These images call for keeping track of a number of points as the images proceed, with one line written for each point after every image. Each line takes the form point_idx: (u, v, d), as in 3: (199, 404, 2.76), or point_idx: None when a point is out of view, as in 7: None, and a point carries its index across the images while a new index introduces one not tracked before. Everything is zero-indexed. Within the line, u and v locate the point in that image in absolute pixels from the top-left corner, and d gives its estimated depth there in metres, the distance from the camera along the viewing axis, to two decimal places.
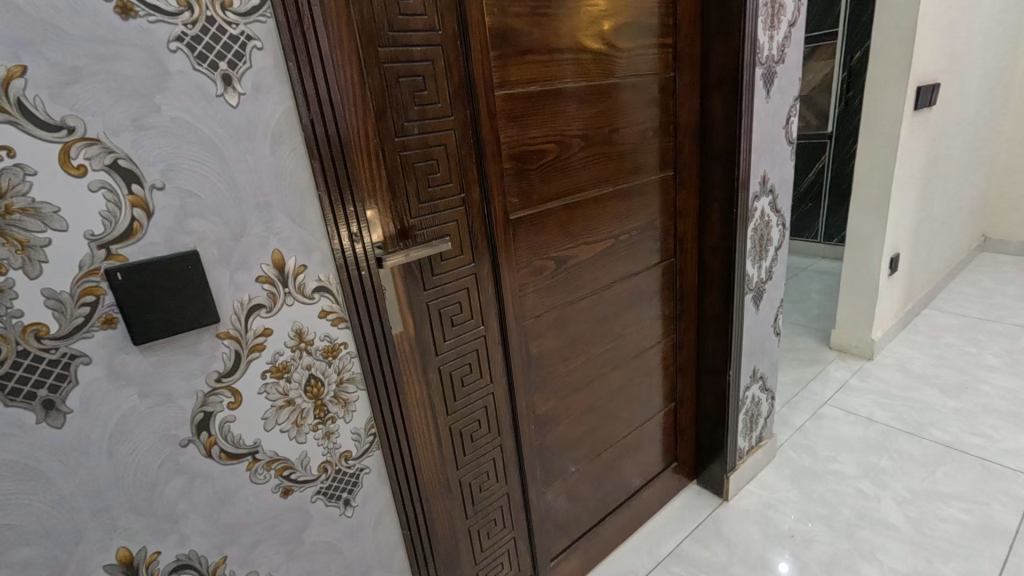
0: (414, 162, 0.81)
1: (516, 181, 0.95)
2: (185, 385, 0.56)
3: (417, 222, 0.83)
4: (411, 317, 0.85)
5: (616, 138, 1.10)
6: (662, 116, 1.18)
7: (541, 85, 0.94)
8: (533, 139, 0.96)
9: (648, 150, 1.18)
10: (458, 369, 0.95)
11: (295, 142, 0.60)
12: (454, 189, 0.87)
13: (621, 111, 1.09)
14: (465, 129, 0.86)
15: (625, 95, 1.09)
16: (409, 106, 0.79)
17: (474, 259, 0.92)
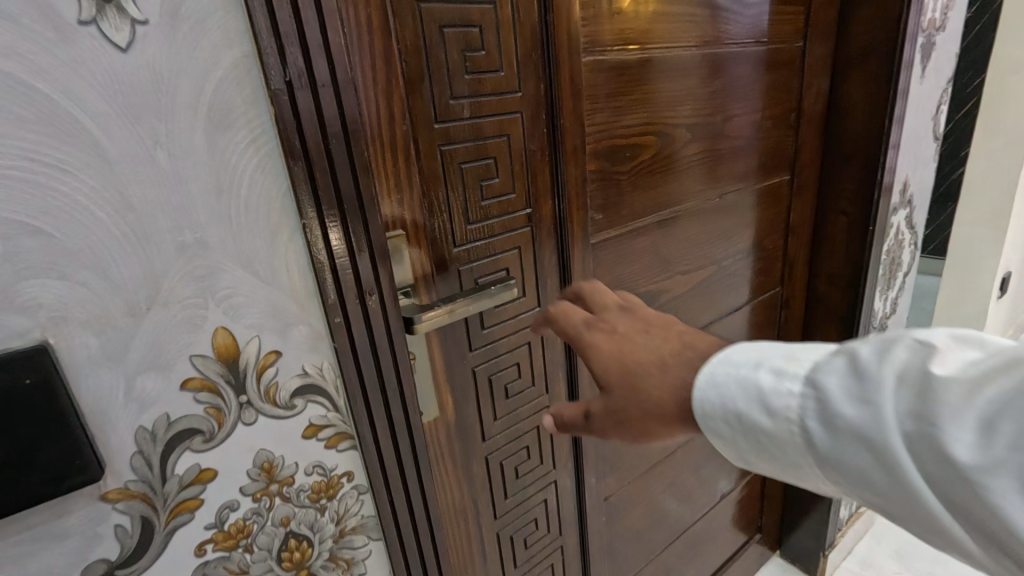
0: (461, 162, 0.53)
1: (601, 191, 0.66)
2: (65, 557, 0.32)
3: (463, 253, 0.55)
4: (451, 392, 0.58)
5: (728, 130, 0.80)
6: (785, 101, 0.88)
7: (641, 52, 0.65)
8: (626, 130, 0.67)
9: (762, 146, 0.87)
10: (513, 455, 0.67)
11: (256, 121, 0.34)
12: (517, 202, 0.59)
13: (736, 92, 0.79)
14: (537, 114, 0.58)
15: (743, 70, 0.79)
16: (454, 74, 0.50)
17: (539, 302, 0.64)
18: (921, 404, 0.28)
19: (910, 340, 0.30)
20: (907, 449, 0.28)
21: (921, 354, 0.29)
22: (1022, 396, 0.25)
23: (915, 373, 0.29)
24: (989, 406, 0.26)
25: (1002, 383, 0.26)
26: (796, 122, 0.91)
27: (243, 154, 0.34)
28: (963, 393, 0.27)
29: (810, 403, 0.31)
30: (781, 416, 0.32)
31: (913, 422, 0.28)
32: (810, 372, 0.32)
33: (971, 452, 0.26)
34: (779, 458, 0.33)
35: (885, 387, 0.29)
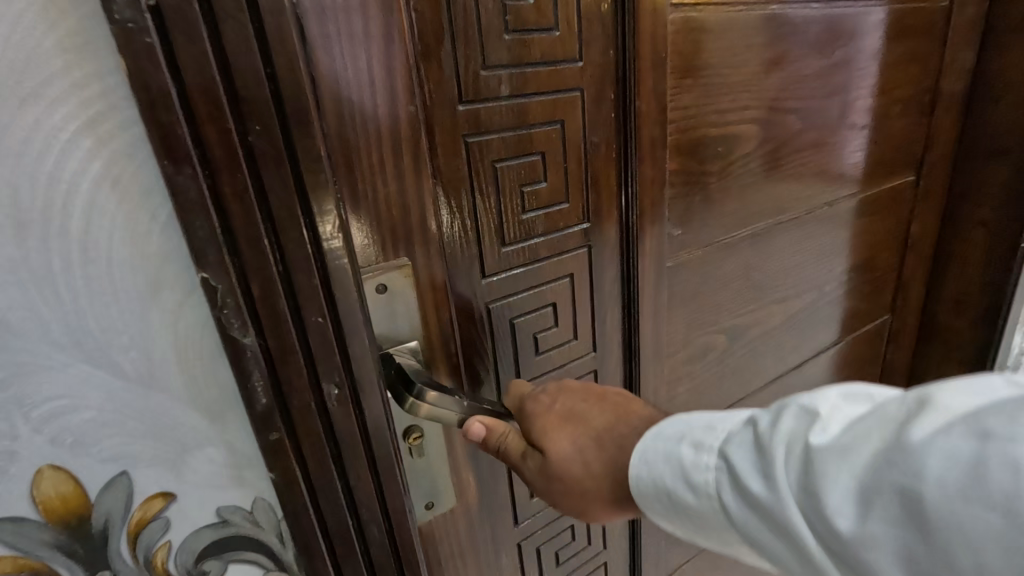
0: (495, 160, 0.38)
1: (684, 197, 0.50)
2: None
3: (492, 285, 0.40)
4: (477, 472, 0.43)
5: (847, 117, 0.61)
6: (920, 81, 0.67)
7: (745, 7, 0.47)
8: (720, 114, 0.49)
9: (886, 140, 0.67)
10: (554, 538, 0.52)
11: (111, 83, 0.23)
12: (572, 216, 0.43)
13: (862, 66, 0.60)
14: (605, 94, 0.42)
15: (873, 38, 0.59)
16: (487, 29, 0.35)
17: (593, 346, 0.49)
18: (804, 476, 0.25)
19: (798, 408, 0.28)
20: (805, 528, 0.25)
21: (806, 424, 0.27)
22: (888, 470, 0.23)
23: (798, 445, 0.27)
24: (860, 479, 0.24)
25: (870, 450, 0.24)
26: (929, 107, 0.70)
27: (79, 130, 0.23)
28: (836, 461, 0.24)
29: (723, 476, 0.29)
30: (703, 491, 0.31)
31: (801, 497, 0.25)
32: (722, 445, 0.30)
33: (851, 523, 0.23)
34: (713, 534, 0.31)
35: (777, 458, 0.27)
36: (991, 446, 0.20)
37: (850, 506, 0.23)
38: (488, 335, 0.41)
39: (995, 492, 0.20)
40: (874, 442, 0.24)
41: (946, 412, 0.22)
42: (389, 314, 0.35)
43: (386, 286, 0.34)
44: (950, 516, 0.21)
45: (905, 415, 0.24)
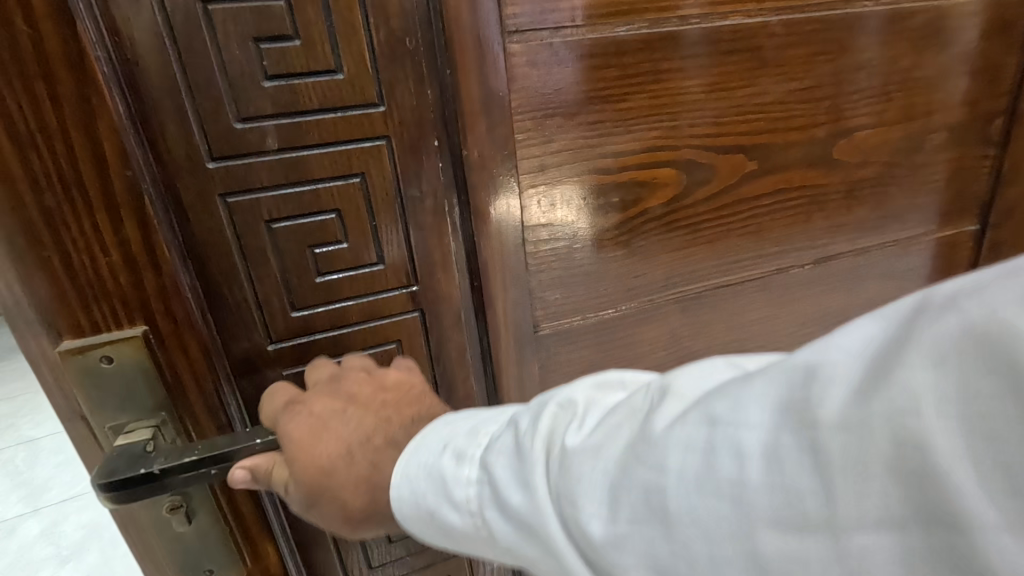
0: (269, 219, 0.34)
1: (561, 255, 0.41)
2: None
3: (283, 351, 0.37)
4: (281, 544, 0.40)
5: (845, 154, 0.46)
6: (987, 98, 0.49)
7: (645, 23, 0.37)
8: (612, 157, 0.40)
9: (925, 180, 0.50)
10: None
11: None
12: (392, 279, 0.38)
13: (872, 85, 0.44)
14: (427, 143, 0.35)
15: (892, 46, 0.44)
16: (236, 78, 0.30)
17: None
18: (559, 478, 0.23)
19: (555, 401, 0.25)
20: (560, 534, 0.23)
21: (562, 421, 0.24)
22: (634, 464, 0.20)
23: (553, 444, 0.24)
24: (611, 476, 0.21)
25: (616, 445, 0.22)
26: (1003, 133, 0.51)
27: None
28: (586, 461, 0.22)
29: (488, 489, 0.26)
30: (467, 506, 0.27)
31: (558, 504, 0.23)
32: (484, 454, 0.27)
33: (603, 532, 0.21)
34: (475, 546, 0.28)
35: (533, 464, 0.24)
36: (717, 433, 0.18)
37: (600, 505, 0.21)
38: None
39: (740, 482, 0.18)
40: (620, 440, 0.22)
41: (678, 400, 0.21)
42: (118, 386, 0.32)
43: (111, 357, 0.31)
44: (685, 507, 0.19)
45: (645, 405, 0.22)
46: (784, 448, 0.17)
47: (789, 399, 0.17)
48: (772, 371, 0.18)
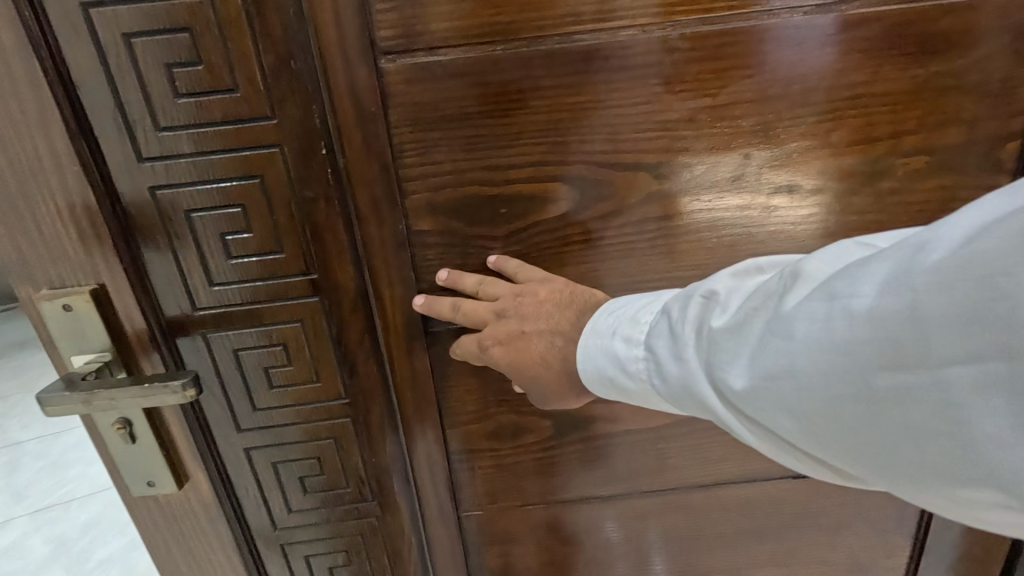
0: (187, 209, 0.41)
1: (452, 260, 0.44)
2: None
3: (206, 317, 0.45)
4: (210, 467, 0.49)
5: (775, 177, 0.42)
6: (991, 116, 0.41)
7: (526, 42, 0.39)
8: (497, 169, 0.41)
9: (902, 211, 0.43)
10: (324, 554, 0.56)
11: None
12: (293, 268, 0.44)
13: (810, 101, 0.40)
14: (315, 153, 0.40)
15: (838, 57, 0.39)
16: (154, 96, 0.38)
17: (346, 394, 0.49)
18: (709, 347, 0.32)
19: (700, 295, 0.34)
20: (709, 383, 0.32)
21: (708, 310, 0.33)
22: (769, 331, 0.29)
23: (704, 326, 0.33)
24: (751, 343, 0.30)
25: (756, 325, 0.30)
26: (1017, 159, 0.42)
27: None
28: (732, 334, 0.31)
29: (652, 364, 0.36)
30: (637, 377, 0.37)
31: (709, 368, 0.32)
32: (648, 338, 0.36)
33: (743, 379, 0.30)
34: (638, 398, 0.38)
35: (690, 340, 0.33)
36: (835, 304, 0.27)
37: (742, 367, 0.30)
38: (209, 359, 0.46)
39: (852, 334, 0.26)
40: (758, 317, 0.30)
41: (810, 282, 0.29)
42: (76, 328, 0.41)
43: (71, 305, 0.40)
44: (810, 363, 0.27)
45: (781, 288, 0.30)
46: (888, 311, 0.25)
47: (894, 274, 0.25)
48: (883, 258, 0.26)
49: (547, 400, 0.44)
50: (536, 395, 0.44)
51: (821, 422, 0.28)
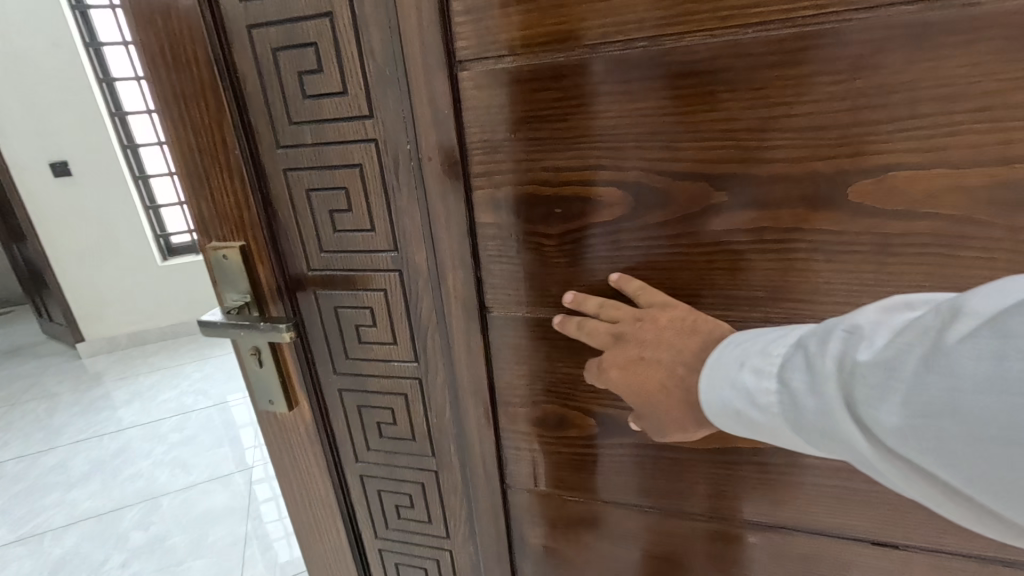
0: (307, 188, 0.51)
1: (510, 252, 0.48)
2: None
3: (315, 276, 0.55)
4: (312, 399, 0.60)
5: (865, 198, 0.37)
6: None
7: (589, 48, 0.40)
8: (555, 171, 0.43)
9: None
10: (393, 492, 0.65)
11: None
12: (380, 243, 0.51)
13: (919, 113, 0.34)
14: (401, 145, 0.46)
15: (961, 60, 0.33)
16: (288, 101, 0.48)
17: (416, 359, 0.55)
18: (852, 384, 0.27)
19: (842, 328, 0.29)
20: (854, 427, 0.27)
21: (850, 345, 0.28)
22: (928, 368, 0.24)
23: (844, 361, 0.28)
24: (901, 382, 0.25)
25: (912, 361, 0.25)
26: None
27: None
28: (878, 371, 0.26)
29: (787, 400, 0.31)
30: (771, 411, 0.32)
31: (852, 409, 0.27)
32: (780, 370, 0.32)
33: (895, 421, 0.25)
34: (775, 437, 0.34)
35: (830, 376, 0.29)
36: (1016, 336, 0.21)
37: (891, 407, 0.25)
38: (315, 311, 0.57)
39: None
40: (911, 354, 0.25)
41: (978, 315, 0.23)
42: (229, 274, 0.55)
43: (227, 255, 0.54)
44: (985, 418, 0.22)
45: (938, 322, 0.25)
46: None
47: None
48: None
49: (668, 432, 0.42)
50: (654, 425, 0.42)
51: (1006, 477, 0.22)
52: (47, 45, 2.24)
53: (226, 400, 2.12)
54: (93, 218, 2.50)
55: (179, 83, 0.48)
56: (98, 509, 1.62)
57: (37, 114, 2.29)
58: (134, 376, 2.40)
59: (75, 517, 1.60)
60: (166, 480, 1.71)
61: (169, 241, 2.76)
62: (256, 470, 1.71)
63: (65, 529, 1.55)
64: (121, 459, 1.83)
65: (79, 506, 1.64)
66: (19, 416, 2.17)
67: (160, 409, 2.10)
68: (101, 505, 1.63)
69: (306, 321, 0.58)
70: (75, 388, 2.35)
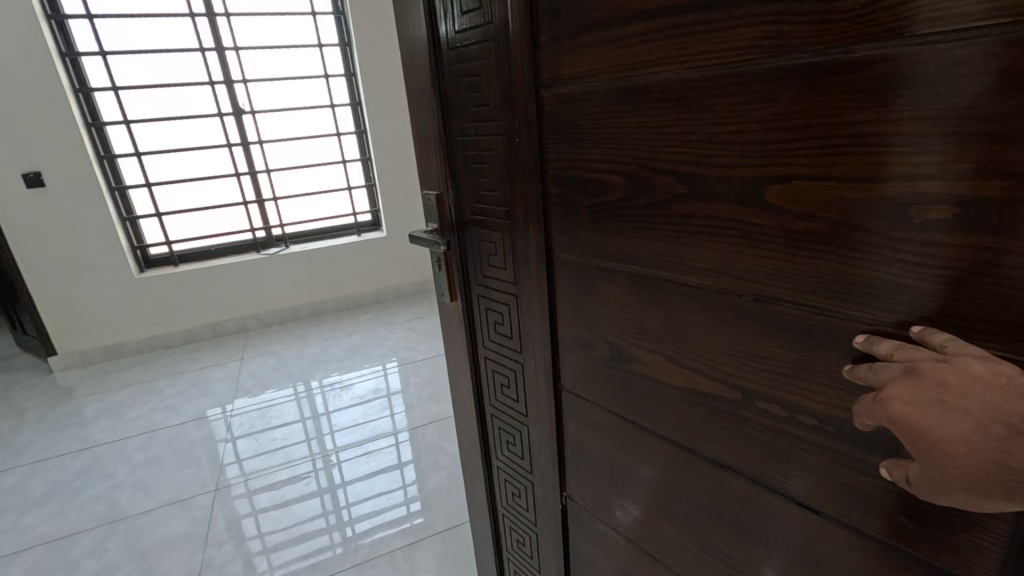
0: (470, 163, 0.83)
1: (563, 214, 0.71)
2: None
3: (470, 219, 0.88)
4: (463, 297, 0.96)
5: (779, 198, 0.49)
6: None
7: (608, 80, 0.59)
8: (588, 162, 0.65)
9: (910, 246, 0.42)
10: (500, 374, 0.96)
11: None
12: (501, 200, 0.80)
13: (812, 134, 0.45)
14: (512, 138, 0.74)
15: (836, 94, 0.42)
16: (462, 104, 0.80)
17: (514, 283, 0.84)
18: None
19: None
20: None
21: None
22: None
23: None
24: None
25: None
26: None
27: None
28: None
29: None
30: None
31: None
32: None
33: None
34: None
35: None
36: None
37: None
38: (468, 242, 0.91)
39: None
40: None
41: None
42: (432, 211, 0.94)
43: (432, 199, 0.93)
44: None
45: None
46: None
47: None
48: None
49: (945, 494, 0.40)
50: (929, 484, 0.40)
51: None
52: (23, 57, 2.79)
53: (204, 416, 2.78)
54: (82, 231, 3.15)
55: (422, 98, 0.87)
56: (48, 535, 2.01)
57: (26, 146, 2.90)
58: (114, 395, 3.04)
59: (33, 541, 1.99)
60: (126, 506, 2.15)
61: (146, 253, 3.45)
62: (229, 489, 2.20)
63: (24, 551, 1.94)
64: (79, 482, 2.32)
65: (32, 530, 2.05)
66: (14, 431, 2.73)
67: (130, 427, 2.71)
68: (54, 531, 2.03)
69: (462, 247, 0.92)
70: (47, 403, 2.98)
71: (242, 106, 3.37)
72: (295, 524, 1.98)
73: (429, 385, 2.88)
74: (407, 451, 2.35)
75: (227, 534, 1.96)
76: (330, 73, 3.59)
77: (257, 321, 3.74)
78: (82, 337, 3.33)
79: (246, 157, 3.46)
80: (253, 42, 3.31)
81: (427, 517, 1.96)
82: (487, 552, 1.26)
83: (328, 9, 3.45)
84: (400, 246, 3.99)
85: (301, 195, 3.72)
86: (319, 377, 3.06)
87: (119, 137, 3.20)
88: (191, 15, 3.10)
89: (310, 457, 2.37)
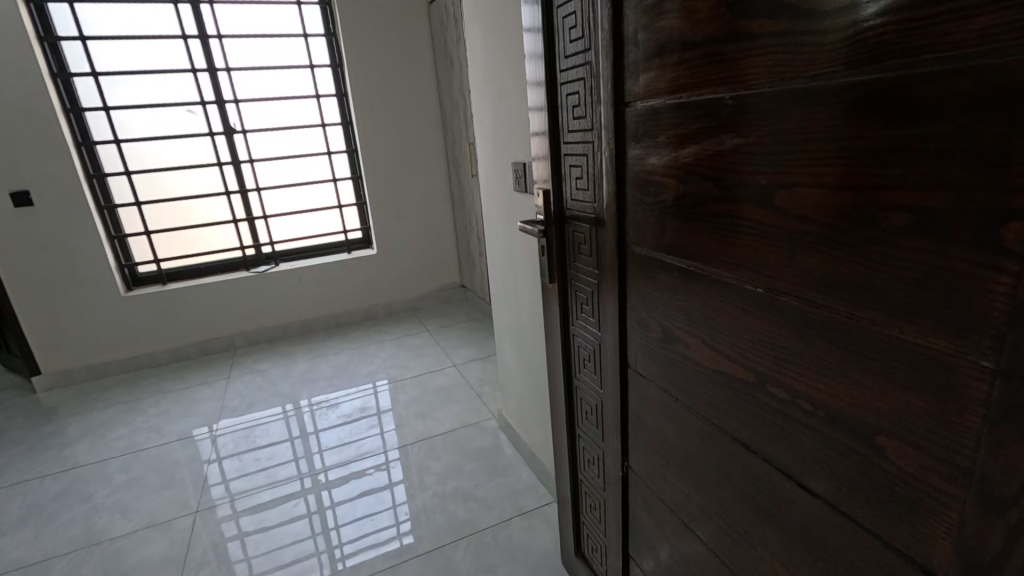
0: (571, 168, 1.08)
1: (636, 208, 0.90)
2: None
3: (570, 213, 1.13)
4: (562, 278, 1.22)
5: (787, 199, 0.61)
6: (980, 186, 0.44)
7: (667, 98, 0.76)
8: (653, 168, 0.83)
9: (873, 246, 0.53)
10: (585, 345, 1.20)
11: None
12: (591, 198, 1.03)
13: (806, 149, 0.58)
14: (599, 146, 0.95)
15: (822, 116, 0.55)
16: (569, 128, 1.05)
17: (597, 268, 1.07)
18: None
19: None
20: None
21: None
22: None
23: None
24: None
25: None
26: (990, 209, 0.43)
27: None
28: None
29: None
30: None
31: None
32: None
33: None
34: None
35: None
36: None
37: None
38: (568, 233, 1.16)
39: None
40: None
41: None
42: (542, 208, 1.21)
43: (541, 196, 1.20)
44: None
45: None
46: None
47: None
48: None
49: None
50: None
51: None
52: (15, 77, 2.81)
53: (189, 435, 2.74)
54: (70, 250, 3.13)
55: (543, 116, 1.13)
56: (22, 560, 1.97)
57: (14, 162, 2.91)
58: (90, 417, 2.97)
59: (9, 565, 1.95)
60: (104, 528, 2.11)
61: (134, 271, 3.42)
62: (210, 512, 2.17)
63: None
64: (58, 504, 2.27)
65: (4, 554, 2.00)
66: None
67: (112, 448, 2.66)
68: (28, 555, 1.99)
69: (562, 240, 1.19)
70: (23, 425, 2.90)
71: (233, 125, 3.42)
72: (279, 547, 1.96)
73: (418, 403, 2.89)
74: (397, 471, 2.35)
75: (209, 557, 1.94)
76: (321, 93, 3.64)
77: (244, 340, 3.70)
78: (62, 357, 3.27)
79: (236, 175, 3.48)
80: (245, 63, 3.36)
81: (417, 536, 1.97)
82: (567, 510, 1.50)
83: (320, 31, 3.54)
84: (390, 265, 4.02)
85: (290, 212, 3.74)
86: (309, 396, 3.04)
87: (109, 157, 3.22)
88: (184, 37, 3.18)
89: (298, 477, 2.36)
